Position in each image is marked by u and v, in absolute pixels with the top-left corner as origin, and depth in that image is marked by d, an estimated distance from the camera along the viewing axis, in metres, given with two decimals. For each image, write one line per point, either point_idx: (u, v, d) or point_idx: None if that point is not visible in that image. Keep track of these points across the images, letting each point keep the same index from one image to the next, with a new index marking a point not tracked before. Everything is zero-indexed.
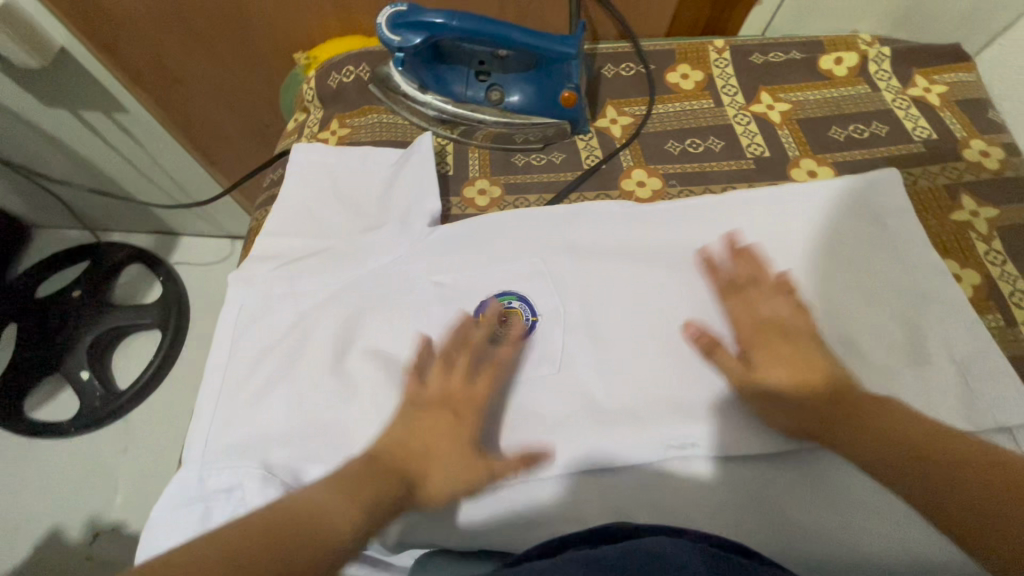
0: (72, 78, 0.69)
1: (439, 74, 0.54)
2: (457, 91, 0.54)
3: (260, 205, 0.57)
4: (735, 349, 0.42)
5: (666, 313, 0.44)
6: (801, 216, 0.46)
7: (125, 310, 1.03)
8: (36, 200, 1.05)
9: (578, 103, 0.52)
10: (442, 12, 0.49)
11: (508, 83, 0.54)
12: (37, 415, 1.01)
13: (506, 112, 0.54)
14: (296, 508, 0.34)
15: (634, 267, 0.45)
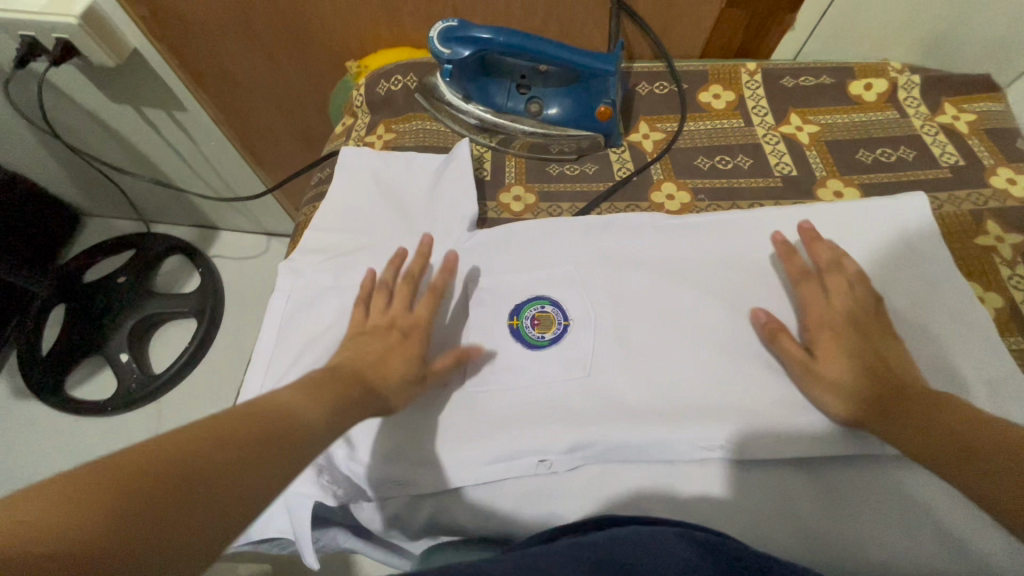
0: (140, 78, 0.74)
1: (482, 86, 0.58)
2: (499, 103, 0.57)
3: (309, 202, 0.61)
4: (760, 358, 0.43)
5: (693, 320, 0.45)
6: (823, 232, 0.47)
7: (165, 299, 1.08)
8: (92, 189, 1.12)
9: (613, 118, 0.55)
10: (490, 28, 0.52)
11: (547, 97, 0.57)
12: (78, 392, 1.06)
13: (545, 123, 0.57)
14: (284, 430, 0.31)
15: (659, 276, 0.47)
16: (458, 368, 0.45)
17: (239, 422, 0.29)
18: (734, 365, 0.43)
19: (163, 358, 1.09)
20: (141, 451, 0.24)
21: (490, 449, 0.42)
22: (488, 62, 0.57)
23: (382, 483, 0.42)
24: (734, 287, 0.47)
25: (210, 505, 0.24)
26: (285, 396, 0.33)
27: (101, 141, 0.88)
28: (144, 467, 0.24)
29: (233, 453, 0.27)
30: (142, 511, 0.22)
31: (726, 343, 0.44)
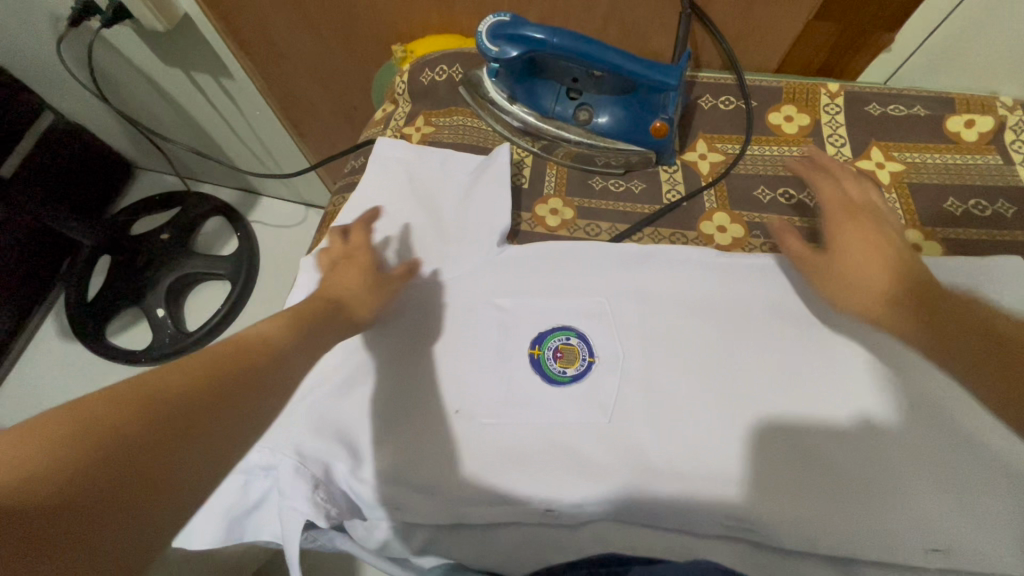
0: (189, 42, 0.74)
1: (530, 87, 0.53)
2: (545, 106, 0.53)
3: (339, 191, 0.59)
4: (800, 427, 0.40)
5: (730, 375, 0.41)
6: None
7: (202, 260, 1.10)
8: (144, 146, 1.14)
9: (668, 135, 0.50)
10: (544, 28, 0.48)
11: (598, 105, 0.52)
12: (117, 340, 1.10)
13: (593, 133, 0.53)
14: (255, 342, 0.32)
15: (699, 319, 0.44)
16: (469, 395, 0.43)
17: (209, 368, 0.28)
18: (766, 427, 0.40)
19: (197, 317, 1.12)
20: (103, 400, 0.24)
21: (494, 487, 0.39)
22: (539, 62, 0.52)
23: (379, 505, 0.41)
24: (782, 342, 0.42)
25: (192, 445, 0.24)
26: (269, 329, 0.35)
27: (152, 100, 0.89)
28: (111, 415, 0.23)
29: (207, 392, 0.27)
30: (124, 455, 0.22)
31: (764, 404, 0.40)
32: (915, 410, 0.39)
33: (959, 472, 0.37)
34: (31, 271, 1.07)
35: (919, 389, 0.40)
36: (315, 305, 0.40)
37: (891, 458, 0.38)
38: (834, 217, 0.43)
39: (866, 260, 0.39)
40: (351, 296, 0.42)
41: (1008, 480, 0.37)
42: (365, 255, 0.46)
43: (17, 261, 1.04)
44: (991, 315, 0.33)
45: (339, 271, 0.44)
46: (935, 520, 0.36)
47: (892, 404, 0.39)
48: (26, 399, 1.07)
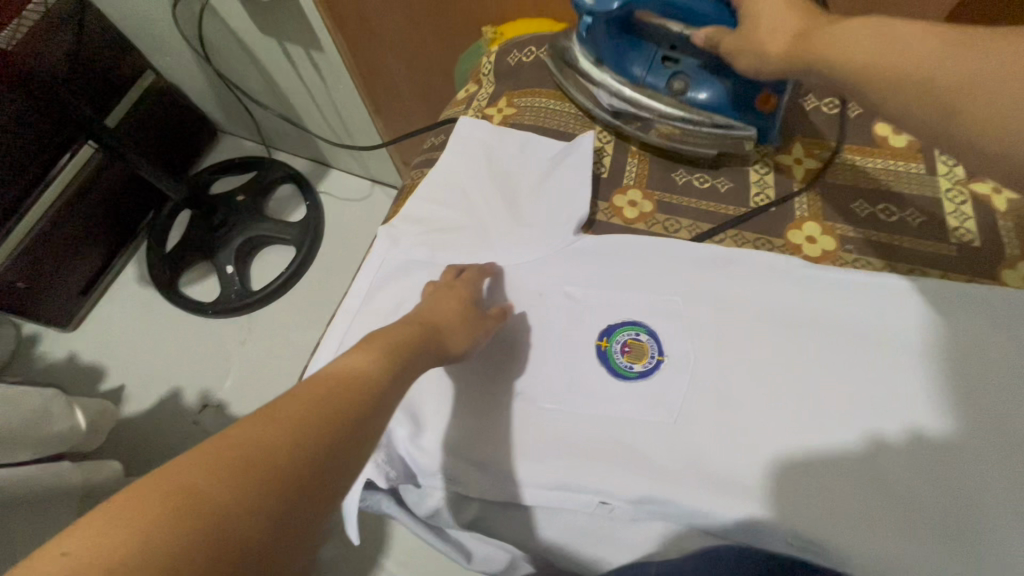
0: (287, 14, 0.77)
1: (621, 52, 0.51)
2: (636, 72, 0.50)
3: (418, 166, 0.60)
4: (883, 459, 0.37)
5: (809, 396, 0.39)
6: (947, 322, 0.39)
7: (272, 224, 1.15)
8: (230, 112, 1.19)
9: (774, 109, 0.47)
10: None
11: (695, 74, 0.49)
12: (188, 291, 1.17)
13: (688, 106, 0.49)
14: (341, 375, 0.31)
15: (779, 333, 0.42)
16: (533, 378, 0.43)
17: (300, 414, 0.27)
18: (812, 436, 0.38)
19: (261, 278, 1.18)
20: (201, 469, 0.23)
21: (548, 473, 0.39)
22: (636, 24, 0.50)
23: (432, 473, 0.42)
24: (844, 362, 0.40)
25: (292, 516, 0.24)
26: (364, 361, 0.33)
27: (245, 68, 0.94)
28: (214, 487, 0.23)
29: (304, 447, 0.26)
30: (234, 533, 0.22)
31: (845, 430, 0.38)
32: (994, 446, 0.36)
33: None
34: (121, 220, 1.14)
35: (1003, 423, 0.36)
36: (416, 332, 0.38)
37: (987, 506, 0.35)
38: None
39: (774, 9, 0.38)
40: (450, 327, 0.40)
41: None
42: (466, 284, 0.44)
43: (111, 211, 1.11)
44: (904, 26, 0.31)
45: (433, 301, 0.42)
46: None
47: (959, 432, 0.37)
48: (107, 335, 1.16)
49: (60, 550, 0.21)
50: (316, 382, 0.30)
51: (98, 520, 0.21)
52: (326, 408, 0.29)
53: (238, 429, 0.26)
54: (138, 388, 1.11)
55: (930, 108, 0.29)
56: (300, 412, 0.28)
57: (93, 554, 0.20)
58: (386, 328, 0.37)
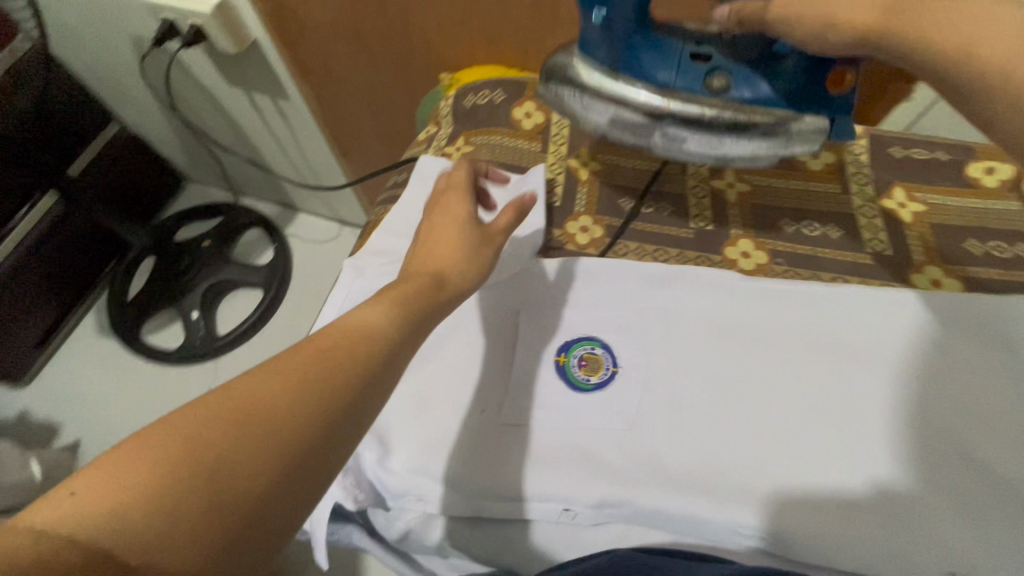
0: (253, 65, 0.81)
1: (638, 54, 0.40)
2: (663, 76, 0.39)
3: (381, 203, 0.62)
4: (823, 458, 0.40)
5: (753, 409, 0.42)
6: (891, 365, 0.42)
7: (238, 268, 1.15)
8: (196, 160, 1.21)
9: (847, 90, 0.38)
10: None
11: (737, 69, 0.39)
12: (150, 338, 1.15)
13: (738, 103, 0.39)
14: (359, 326, 0.32)
15: (726, 348, 0.45)
16: (496, 396, 0.45)
17: (304, 368, 0.29)
18: (774, 463, 0.40)
19: (227, 322, 1.16)
20: (205, 421, 0.25)
21: (513, 485, 0.41)
22: (647, 18, 0.40)
23: (397, 494, 0.42)
24: (806, 376, 0.43)
25: (306, 470, 0.27)
26: (375, 314, 0.34)
27: (211, 116, 0.97)
28: (216, 439, 0.25)
29: (307, 405, 0.28)
30: (244, 482, 0.25)
31: (786, 429, 0.41)
32: (941, 488, 0.38)
33: (978, 504, 0.38)
34: (80, 268, 1.12)
35: (924, 421, 0.40)
36: (422, 283, 0.38)
37: (912, 495, 0.38)
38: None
39: None
40: (451, 267, 0.40)
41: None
42: (461, 203, 0.45)
43: (70, 259, 1.10)
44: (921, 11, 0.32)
45: (430, 231, 0.44)
46: (949, 542, 0.36)
47: (888, 429, 0.40)
48: (64, 389, 1.12)
49: (71, 489, 0.23)
50: (325, 334, 0.32)
51: (112, 459, 0.24)
52: (340, 363, 0.30)
53: (254, 384, 0.27)
54: (94, 442, 1.06)
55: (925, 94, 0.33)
56: (320, 364, 0.29)
57: (107, 491, 0.23)
58: (395, 284, 0.38)
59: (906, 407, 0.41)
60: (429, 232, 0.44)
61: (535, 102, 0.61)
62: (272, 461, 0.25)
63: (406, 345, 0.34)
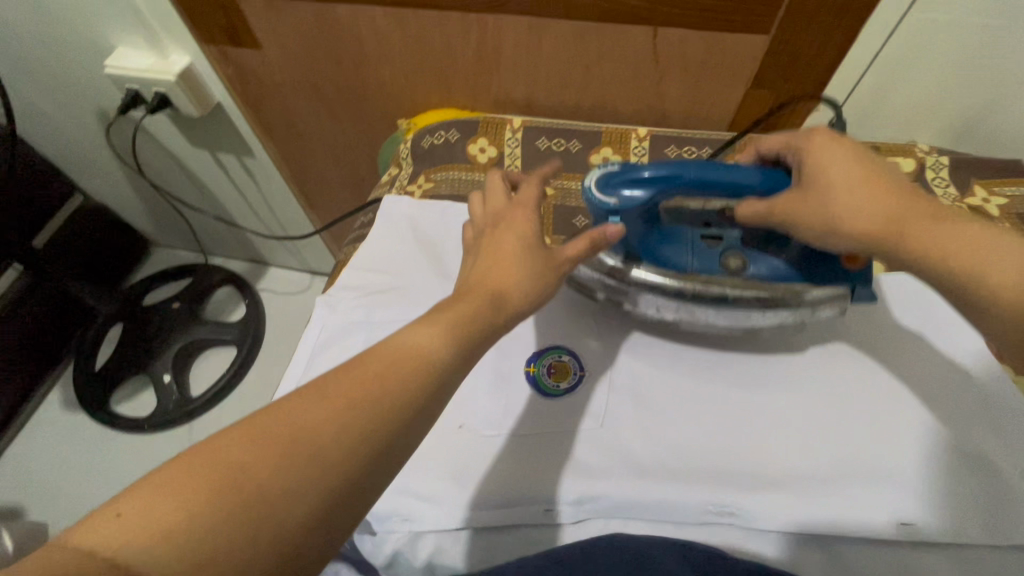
0: (218, 126, 0.85)
1: (657, 248, 0.47)
2: (681, 260, 0.46)
3: (351, 244, 0.65)
4: (785, 441, 0.43)
5: (732, 412, 0.45)
6: (905, 405, 0.44)
7: (212, 327, 1.14)
8: (162, 223, 1.22)
9: (861, 266, 0.44)
10: (653, 165, 0.43)
11: (747, 252, 0.46)
12: (118, 408, 1.11)
13: (756, 282, 0.45)
14: (410, 350, 0.30)
15: (694, 355, 0.49)
16: (472, 411, 0.46)
17: (345, 388, 0.28)
18: (786, 496, 0.40)
19: (200, 383, 1.14)
20: (245, 448, 0.25)
21: (498, 494, 0.42)
22: (654, 222, 0.47)
23: (383, 518, 0.42)
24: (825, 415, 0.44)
25: (337, 516, 0.26)
26: (419, 333, 0.31)
27: (178, 179, 0.99)
28: (256, 462, 0.25)
29: (345, 430, 0.27)
30: (273, 522, 0.24)
31: (756, 422, 0.44)
32: (935, 506, 0.40)
33: (926, 464, 0.41)
34: (43, 341, 1.10)
35: (893, 416, 0.44)
36: (483, 303, 0.34)
37: (867, 461, 0.42)
38: (798, 149, 0.42)
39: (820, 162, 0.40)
40: (514, 285, 0.36)
41: (962, 461, 0.41)
42: (522, 221, 0.39)
43: (32, 330, 1.08)
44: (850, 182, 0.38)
45: (492, 251, 0.38)
46: (902, 498, 0.40)
47: (852, 418, 0.44)
48: (28, 471, 1.07)
49: (115, 511, 0.23)
50: (373, 355, 0.30)
51: (150, 485, 0.23)
52: (383, 392, 0.28)
53: (296, 409, 0.27)
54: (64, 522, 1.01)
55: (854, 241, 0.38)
56: (367, 392, 0.28)
57: (142, 517, 0.22)
58: (452, 300, 0.35)
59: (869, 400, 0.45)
60: (489, 251, 0.38)
61: (487, 138, 0.65)
62: (305, 498, 0.25)
63: (455, 373, 0.32)
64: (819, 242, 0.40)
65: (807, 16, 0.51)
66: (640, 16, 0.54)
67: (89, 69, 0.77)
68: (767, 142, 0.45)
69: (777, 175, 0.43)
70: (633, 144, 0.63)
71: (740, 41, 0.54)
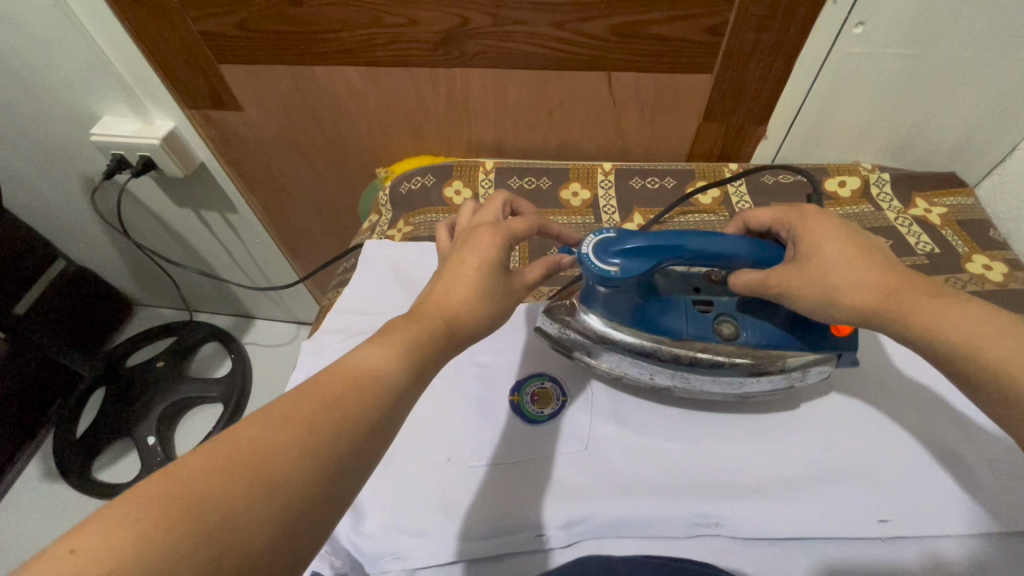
0: (201, 184, 0.87)
1: (651, 313, 0.45)
2: (676, 328, 0.45)
3: (334, 288, 0.67)
4: (763, 453, 0.44)
5: (718, 431, 0.46)
6: (879, 412, 0.46)
7: (197, 383, 1.13)
8: (148, 283, 1.22)
9: (847, 335, 0.44)
10: (651, 234, 0.42)
11: (739, 316, 0.46)
12: (103, 476, 1.08)
13: (749, 347, 0.44)
14: (381, 387, 0.31)
15: None
16: (461, 442, 0.47)
17: (309, 419, 0.28)
18: (775, 511, 0.41)
19: (186, 443, 1.11)
20: (205, 478, 0.25)
21: (488, 523, 0.42)
22: (648, 288, 0.45)
23: (373, 556, 0.42)
24: (811, 431, 0.45)
25: (293, 540, 0.26)
26: (382, 358, 0.32)
27: (162, 238, 1.01)
28: (223, 504, 0.24)
29: (306, 472, 0.27)
30: (233, 543, 0.24)
31: (738, 435, 0.46)
32: (911, 505, 0.41)
33: (896, 461, 0.43)
34: (22, 410, 1.08)
35: (865, 421, 0.46)
36: (435, 329, 0.35)
37: (841, 463, 0.43)
38: (795, 225, 0.42)
39: (815, 223, 0.41)
40: (476, 319, 0.37)
41: (929, 455, 0.43)
42: (488, 237, 0.39)
43: (10, 399, 1.05)
44: (842, 246, 0.39)
45: (453, 268, 0.38)
46: (877, 495, 0.42)
47: (828, 427, 0.46)
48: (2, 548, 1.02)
49: (71, 546, 0.21)
50: (330, 381, 0.30)
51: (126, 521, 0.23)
52: (350, 420, 0.29)
53: (255, 434, 0.27)
54: None
55: (851, 308, 0.38)
56: (332, 413, 0.29)
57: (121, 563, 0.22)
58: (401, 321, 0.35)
59: (843, 408, 0.47)
60: (452, 268, 0.38)
61: (462, 180, 0.68)
62: (263, 517, 0.25)
63: (405, 394, 0.32)
64: (811, 313, 0.40)
65: (745, 55, 0.56)
66: (595, 63, 0.59)
67: (74, 137, 0.80)
68: (756, 217, 0.46)
69: (771, 245, 0.43)
70: (600, 179, 0.67)
71: (688, 81, 0.59)
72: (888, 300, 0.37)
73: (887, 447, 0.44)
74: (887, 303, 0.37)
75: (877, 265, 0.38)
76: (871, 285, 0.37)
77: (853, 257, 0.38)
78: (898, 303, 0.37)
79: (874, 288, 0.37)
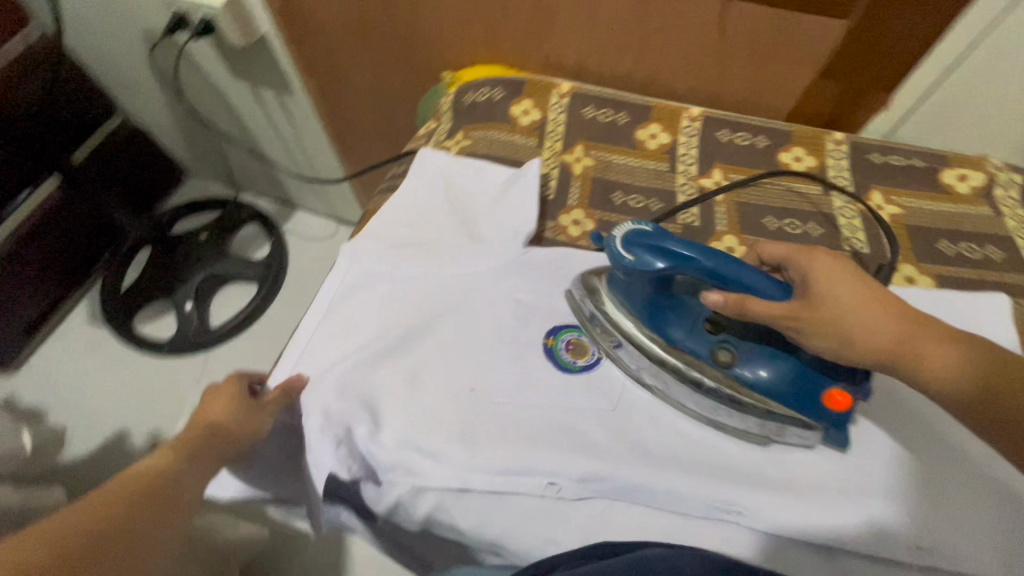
0: (259, 59, 0.83)
1: (659, 309, 0.45)
2: (674, 331, 0.44)
3: (381, 194, 0.64)
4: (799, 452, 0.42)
5: None
6: (945, 436, 0.42)
7: (236, 261, 1.15)
8: (199, 153, 1.21)
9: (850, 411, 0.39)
10: (689, 242, 0.39)
11: (745, 350, 0.42)
12: (142, 329, 1.13)
13: (734, 381, 0.42)
14: None
15: None
16: (488, 376, 0.45)
17: None
18: (799, 509, 0.39)
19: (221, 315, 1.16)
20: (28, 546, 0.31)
21: (501, 462, 0.41)
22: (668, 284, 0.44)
23: (384, 468, 0.42)
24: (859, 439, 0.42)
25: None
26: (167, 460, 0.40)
27: (217, 109, 0.99)
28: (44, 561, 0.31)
29: None
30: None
31: None
32: (956, 538, 0.38)
33: (951, 490, 0.39)
34: (75, 254, 1.13)
35: (928, 443, 0.41)
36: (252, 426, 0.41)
37: (886, 479, 0.40)
38: (802, 270, 0.40)
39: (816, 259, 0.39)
40: None
41: (991, 494, 0.39)
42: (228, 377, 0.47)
43: (63, 241, 1.09)
44: (846, 288, 0.37)
45: None
46: (919, 520, 0.39)
47: (881, 441, 0.42)
48: (53, 377, 1.11)
49: None
50: None
51: None
52: None
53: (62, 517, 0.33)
54: (82, 430, 1.05)
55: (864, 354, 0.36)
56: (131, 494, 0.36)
57: None
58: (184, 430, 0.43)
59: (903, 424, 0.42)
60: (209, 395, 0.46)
61: (532, 100, 0.63)
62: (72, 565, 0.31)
63: None
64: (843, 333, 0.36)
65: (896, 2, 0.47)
66: None
67: None
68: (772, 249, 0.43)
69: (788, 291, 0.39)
70: (684, 124, 0.60)
71: (817, 24, 0.51)
72: (894, 348, 0.36)
73: (944, 474, 0.40)
74: (894, 350, 0.36)
75: (883, 309, 0.37)
76: (881, 332, 0.36)
77: (859, 301, 0.37)
78: (904, 351, 0.36)
79: (884, 334, 0.36)
